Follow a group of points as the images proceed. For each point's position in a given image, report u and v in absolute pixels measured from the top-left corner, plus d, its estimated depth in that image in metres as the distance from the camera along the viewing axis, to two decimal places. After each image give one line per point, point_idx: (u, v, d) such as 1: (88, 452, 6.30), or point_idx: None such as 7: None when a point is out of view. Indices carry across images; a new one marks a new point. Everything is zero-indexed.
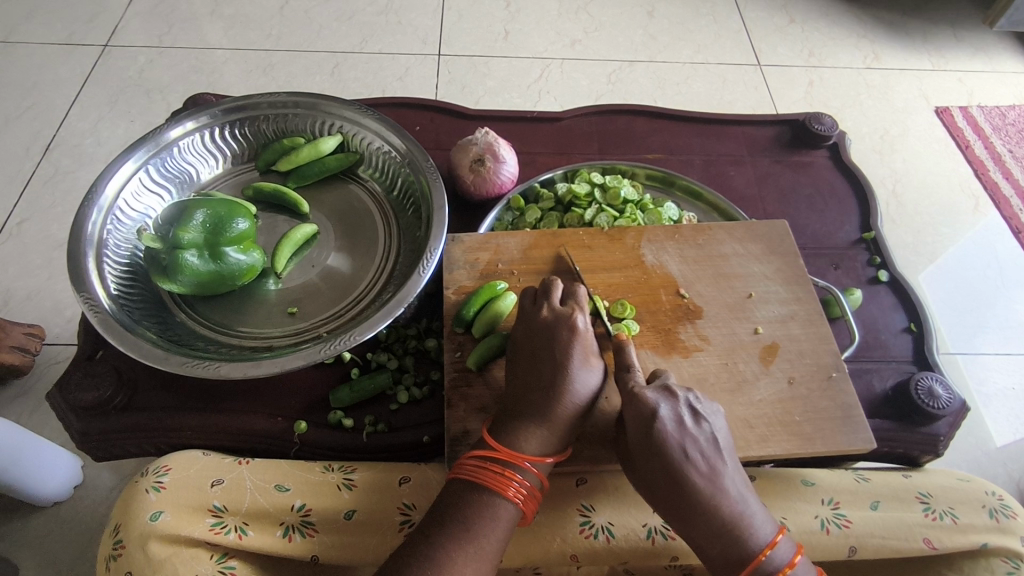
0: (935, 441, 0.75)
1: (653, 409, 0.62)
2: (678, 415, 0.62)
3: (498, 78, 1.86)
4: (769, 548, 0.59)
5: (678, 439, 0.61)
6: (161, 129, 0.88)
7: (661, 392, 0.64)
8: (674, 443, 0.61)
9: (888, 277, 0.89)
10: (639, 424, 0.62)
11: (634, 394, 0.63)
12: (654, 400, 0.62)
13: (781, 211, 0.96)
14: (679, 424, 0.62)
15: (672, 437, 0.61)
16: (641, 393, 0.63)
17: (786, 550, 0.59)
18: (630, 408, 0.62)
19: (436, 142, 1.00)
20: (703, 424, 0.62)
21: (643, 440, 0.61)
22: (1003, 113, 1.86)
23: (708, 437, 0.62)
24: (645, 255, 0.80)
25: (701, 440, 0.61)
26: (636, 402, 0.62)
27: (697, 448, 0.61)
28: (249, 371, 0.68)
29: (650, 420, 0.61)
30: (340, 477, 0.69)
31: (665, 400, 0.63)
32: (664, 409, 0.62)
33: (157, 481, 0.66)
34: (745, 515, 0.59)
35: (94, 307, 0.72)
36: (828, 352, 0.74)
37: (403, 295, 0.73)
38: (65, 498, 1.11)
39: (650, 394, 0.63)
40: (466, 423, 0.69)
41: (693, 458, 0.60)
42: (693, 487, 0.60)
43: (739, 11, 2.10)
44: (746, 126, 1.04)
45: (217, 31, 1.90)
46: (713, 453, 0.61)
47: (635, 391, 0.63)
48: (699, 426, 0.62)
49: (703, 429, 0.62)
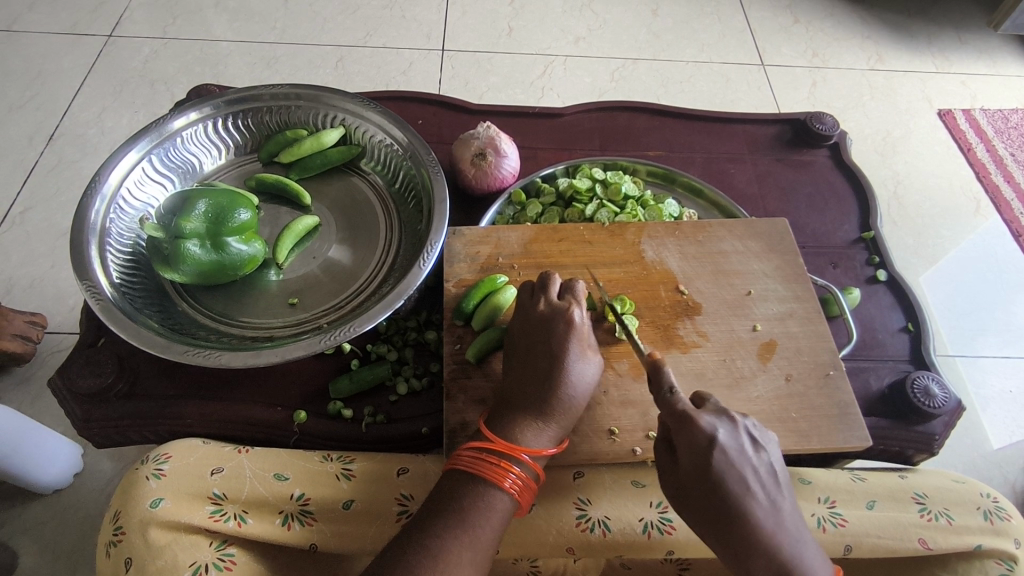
0: (930, 440, 0.75)
1: (712, 437, 0.57)
2: (737, 443, 0.58)
3: (502, 74, 1.86)
4: None
5: (738, 470, 0.57)
6: (164, 119, 0.88)
7: (719, 417, 0.59)
8: (734, 474, 0.57)
9: (886, 277, 0.89)
10: (696, 453, 0.57)
11: (690, 420, 0.58)
12: (713, 427, 0.58)
13: (781, 210, 0.96)
14: (738, 452, 0.58)
15: (732, 468, 0.57)
16: (697, 418, 0.58)
17: None
18: (686, 435, 0.58)
19: (438, 136, 1.00)
20: (760, 452, 0.59)
21: (700, 470, 0.57)
22: (1005, 116, 1.86)
23: (767, 467, 0.59)
24: (645, 250, 0.80)
25: (760, 470, 0.58)
26: (694, 428, 0.58)
27: (757, 479, 0.58)
28: (249, 360, 0.69)
29: (709, 449, 0.57)
30: (339, 467, 0.69)
31: (725, 426, 0.59)
32: (724, 437, 0.58)
33: (157, 468, 0.66)
34: (804, 552, 0.56)
35: (96, 295, 0.72)
36: (826, 349, 0.74)
37: (403, 287, 0.74)
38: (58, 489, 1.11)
39: (707, 419, 0.58)
40: (464, 414, 0.70)
41: (753, 490, 0.57)
42: (753, 523, 0.56)
43: (743, 11, 2.10)
44: (747, 124, 1.05)
45: (221, 24, 1.90)
46: (770, 484, 0.59)
47: (689, 416, 0.58)
48: (758, 455, 0.59)
49: (761, 458, 0.59)
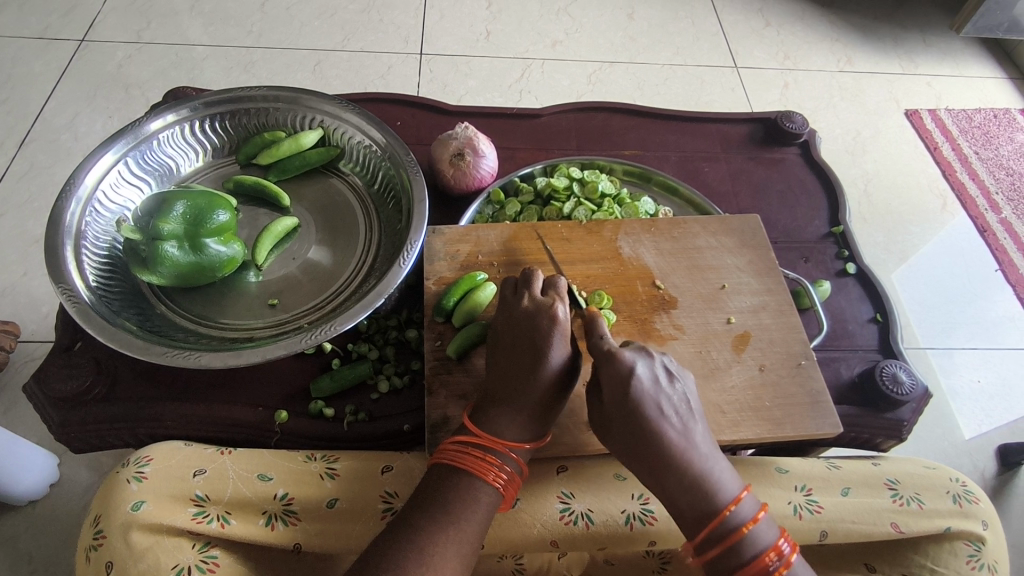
0: (899, 426, 0.78)
1: (631, 368, 0.62)
2: (653, 373, 0.63)
3: (480, 77, 1.88)
4: (734, 503, 0.59)
5: (654, 396, 0.61)
6: (141, 122, 0.88)
7: (638, 352, 0.64)
8: (650, 400, 0.61)
9: (855, 270, 0.92)
10: (617, 383, 0.62)
11: (613, 354, 0.62)
12: (632, 360, 0.62)
13: (754, 206, 0.98)
14: (655, 382, 0.62)
15: (648, 394, 0.61)
16: (619, 353, 0.62)
17: (750, 506, 0.60)
18: (608, 368, 0.62)
19: (417, 138, 1.01)
20: (675, 383, 0.63)
21: (619, 397, 0.62)
22: (969, 116, 1.93)
23: (681, 395, 0.63)
24: (621, 247, 0.82)
25: (674, 398, 0.62)
26: (616, 360, 0.62)
27: (671, 405, 0.62)
28: (230, 361, 0.69)
29: (628, 379, 0.61)
30: (322, 467, 0.70)
31: (642, 360, 0.63)
32: (642, 368, 0.62)
33: (138, 471, 0.66)
34: (714, 469, 0.60)
35: (73, 299, 0.71)
36: (797, 340, 0.76)
37: (383, 287, 0.75)
38: (22, 502, 1.08)
39: (628, 354, 0.63)
40: (447, 409, 0.71)
41: (667, 415, 0.61)
42: (666, 442, 0.60)
43: (716, 15, 2.14)
44: (720, 124, 1.07)
45: (197, 28, 1.89)
46: (684, 410, 0.62)
47: (613, 351, 0.63)
48: (672, 385, 0.63)
49: (676, 389, 0.63)
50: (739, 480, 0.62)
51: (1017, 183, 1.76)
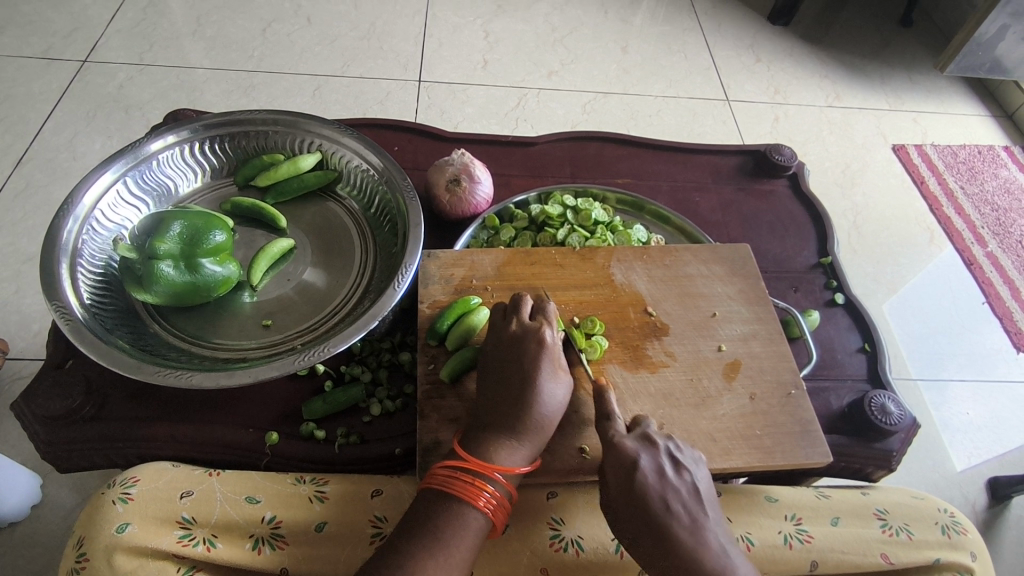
0: (888, 456, 0.78)
1: (633, 459, 0.63)
2: (658, 463, 0.63)
3: (477, 105, 1.91)
4: None
5: (658, 488, 0.62)
6: (141, 142, 0.89)
7: (641, 441, 0.65)
8: (654, 493, 0.61)
9: (843, 300, 0.93)
10: (619, 474, 0.62)
11: (614, 444, 0.64)
12: (634, 450, 0.63)
13: (744, 236, 1.00)
14: (659, 473, 0.63)
15: (651, 486, 0.61)
16: (620, 443, 0.64)
17: None
18: (610, 458, 0.63)
19: (413, 163, 1.02)
20: (683, 472, 0.64)
21: (623, 490, 0.62)
22: (954, 152, 1.98)
23: (689, 486, 0.63)
24: (614, 274, 0.83)
25: (681, 489, 0.62)
26: (617, 452, 0.63)
27: (677, 497, 0.62)
28: (222, 381, 0.69)
29: (630, 471, 0.62)
30: (311, 489, 0.69)
31: (645, 450, 0.64)
32: (644, 460, 0.63)
33: (124, 492, 0.65)
34: (730, 567, 0.59)
35: (66, 316, 0.71)
36: (787, 369, 0.77)
37: (377, 309, 0.75)
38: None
39: (630, 444, 0.64)
40: (438, 434, 0.70)
41: (673, 509, 0.61)
42: (672, 538, 0.60)
43: (708, 50, 2.20)
44: (711, 155, 1.09)
45: (198, 51, 1.92)
46: (693, 503, 0.62)
47: (614, 440, 0.64)
48: (680, 476, 0.63)
49: (684, 477, 0.63)
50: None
51: (1002, 218, 1.81)
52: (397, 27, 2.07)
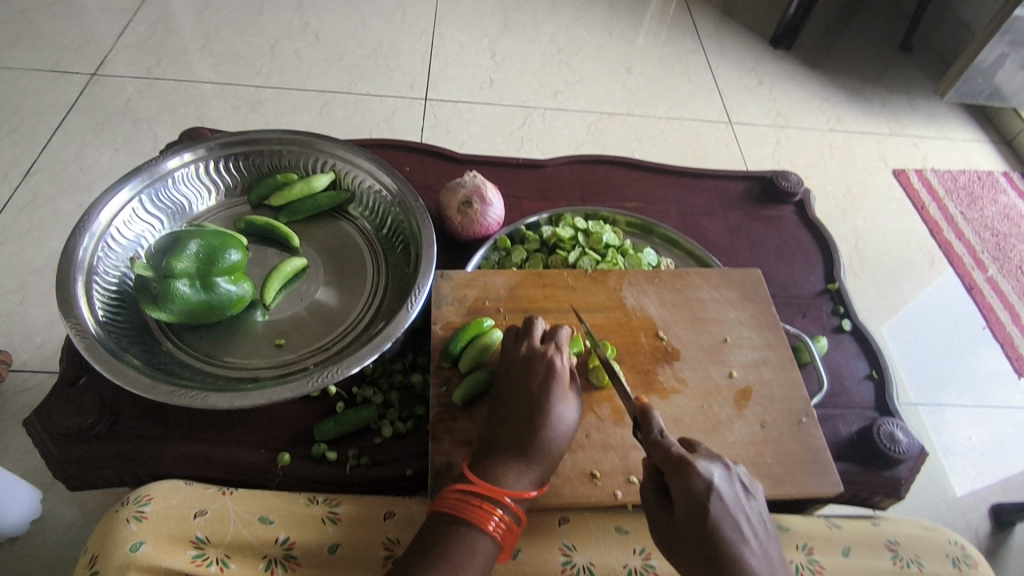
0: (897, 484, 0.78)
1: (709, 482, 0.61)
2: (728, 487, 0.62)
3: (483, 124, 1.93)
4: None
5: (732, 513, 0.60)
6: (158, 160, 0.89)
7: (713, 463, 0.63)
8: (729, 517, 0.60)
9: (850, 326, 0.94)
10: (693, 497, 0.60)
11: (689, 465, 0.61)
12: (707, 472, 0.61)
13: (751, 260, 1.01)
14: (732, 497, 0.61)
15: (727, 510, 0.60)
16: (694, 464, 0.61)
17: None
18: (683, 479, 0.61)
19: (425, 184, 1.03)
20: (750, 498, 0.63)
21: (695, 514, 0.60)
22: (954, 177, 2.00)
23: (756, 512, 0.63)
24: (626, 297, 0.84)
25: (749, 514, 0.62)
26: (692, 473, 0.61)
27: (749, 523, 0.61)
28: (236, 402, 0.69)
29: (708, 494, 0.60)
30: (324, 511, 0.69)
31: (719, 473, 0.62)
32: (720, 483, 0.61)
33: (139, 510, 0.66)
34: None
35: (81, 333, 0.72)
36: (798, 397, 0.77)
37: (391, 330, 0.76)
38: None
39: (702, 465, 0.62)
40: (450, 456, 0.71)
41: (746, 535, 0.60)
42: (747, 566, 0.58)
43: (711, 72, 2.23)
44: (718, 180, 1.10)
45: (207, 66, 1.94)
46: (761, 529, 0.62)
47: (687, 462, 0.61)
48: (749, 501, 0.63)
49: (751, 504, 0.63)
50: None
51: (1002, 244, 1.83)
52: (404, 45, 2.10)
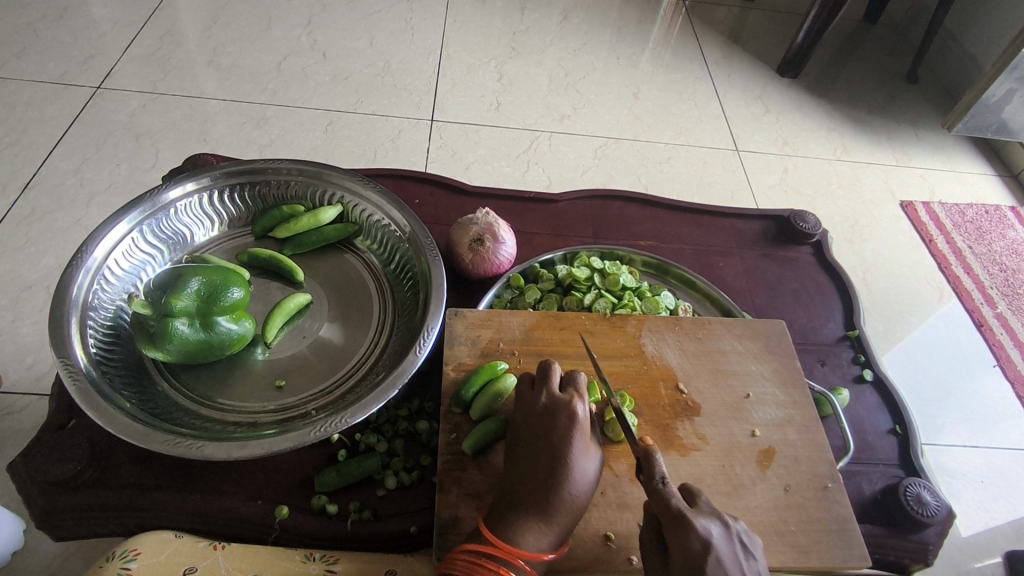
0: (924, 549, 0.75)
1: (706, 540, 0.56)
2: (728, 547, 0.57)
3: (488, 146, 1.91)
4: None
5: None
6: (159, 190, 0.86)
7: (714, 520, 0.58)
8: None
9: (872, 376, 0.91)
10: (689, 558, 0.55)
11: (685, 524, 0.57)
12: (706, 529, 0.57)
13: (769, 304, 0.98)
14: (730, 556, 0.57)
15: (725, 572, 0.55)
16: (693, 521, 0.57)
17: None
18: (678, 540, 0.57)
19: (435, 217, 1.01)
20: (750, 559, 0.58)
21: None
22: (961, 211, 1.99)
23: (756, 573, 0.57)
24: (645, 344, 0.81)
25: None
26: (689, 531, 0.57)
27: None
28: (234, 453, 0.65)
29: (704, 553, 0.55)
30: (320, 569, 0.65)
31: (718, 530, 0.58)
32: (717, 542, 0.56)
33: (124, 566, 0.62)
34: None
35: (73, 374, 0.68)
36: (823, 460, 0.74)
37: (398, 376, 0.72)
38: None
39: (701, 522, 0.57)
40: (458, 510, 0.66)
41: None
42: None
43: (718, 99, 2.22)
44: (734, 219, 1.08)
45: (213, 82, 1.92)
46: None
47: (685, 518, 0.57)
48: (748, 561, 0.58)
49: (751, 567, 0.57)
50: None
51: (1011, 279, 1.80)
52: (412, 66, 2.08)
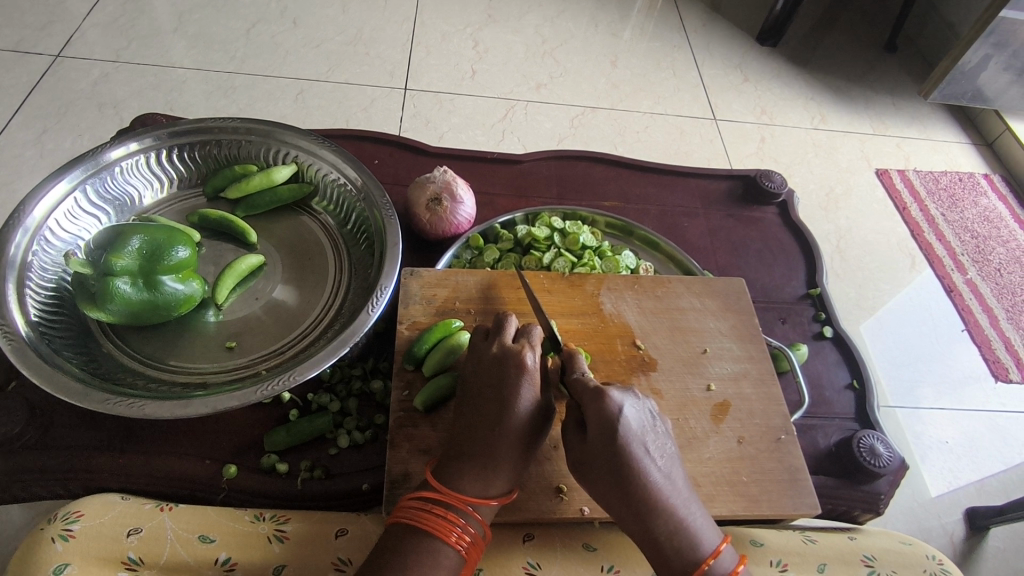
0: (876, 499, 0.76)
1: (620, 408, 0.60)
2: (640, 415, 0.62)
3: (463, 115, 1.88)
4: (712, 557, 0.58)
5: (639, 437, 0.60)
6: (102, 149, 0.83)
7: (624, 393, 0.63)
8: (636, 440, 0.60)
9: (832, 333, 0.91)
10: (605, 423, 0.60)
11: (601, 393, 0.61)
12: (620, 400, 0.61)
13: (733, 264, 0.98)
14: (639, 422, 0.61)
15: (635, 433, 0.60)
16: (608, 392, 0.61)
17: (728, 558, 0.59)
18: (595, 407, 0.61)
19: (394, 177, 0.99)
20: (658, 425, 0.63)
21: (606, 440, 0.60)
22: (936, 178, 1.99)
23: (662, 437, 0.63)
24: (603, 302, 0.80)
25: (658, 440, 0.62)
26: (605, 400, 0.61)
27: (655, 448, 0.61)
28: (177, 411, 0.64)
29: (617, 417, 0.60)
30: (271, 529, 0.64)
31: (629, 401, 0.62)
32: (629, 409, 0.61)
33: (66, 528, 0.60)
34: (696, 516, 0.59)
35: (9, 336, 0.66)
36: (777, 413, 0.74)
37: (349, 334, 0.71)
38: None
39: (616, 394, 0.62)
40: (408, 464, 0.66)
41: (652, 456, 0.60)
42: (652, 486, 0.59)
43: (697, 67, 2.19)
44: (700, 179, 1.07)
45: (179, 50, 1.86)
46: (667, 454, 0.62)
47: (602, 390, 0.61)
48: (655, 428, 0.63)
49: (657, 430, 0.63)
50: (717, 531, 0.60)
51: (981, 245, 1.81)
52: (385, 33, 2.03)
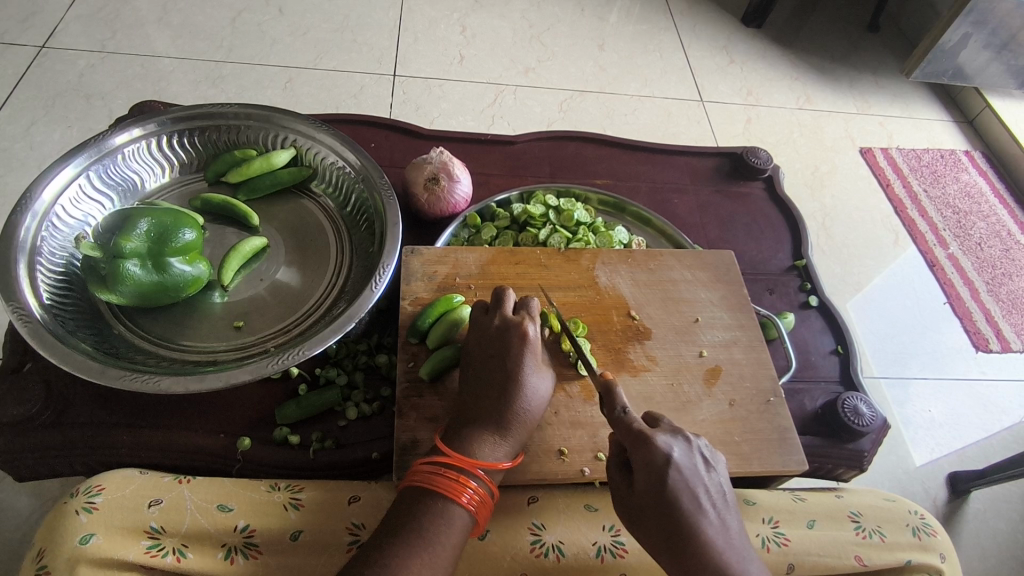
0: (860, 456, 0.80)
1: (667, 455, 0.59)
2: (690, 462, 0.61)
3: (453, 101, 1.89)
4: None
5: (691, 487, 0.59)
6: (104, 135, 0.85)
7: (672, 435, 0.61)
8: (687, 491, 0.59)
9: (817, 302, 0.94)
10: (652, 471, 0.59)
11: (646, 439, 0.60)
12: (667, 445, 0.60)
13: (722, 238, 1.01)
14: (691, 470, 0.60)
15: (684, 483, 0.59)
16: (653, 437, 0.60)
17: None
18: (641, 454, 0.60)
19: (391, 160, 1.01)
20: (711, 471, 0.62)
21: (654, 489, 0.59)
22: (918, 155, 2.03)
23: (716, 485, 0.61)
24: (598, 276, 0.83)
25: (710, 488, 0.60)
26: (650, 446, 0.59)
27: (708, 497, 0.60)
28: (191, 386, 0.66)
29: (664, 466, 0.59)
30: (286, 497, 0.67)
31: (677, 445, 0.61)
32: (678, 456, 0.60)
33: (89, 501, 0.63)
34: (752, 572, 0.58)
35: (24, 318, 0.68)
36: (766, 377, 0.78)
37: (353, 311, 0.73)
38: None
39: (663, 438, 0.60)
40: (416, 432, 0.69)
41: (704, 507, 0.59)
42: (707, 541, 0.58)
43: (683, 50, 2.21)
44: (689, 157, 1.10)
45: (165, 40, 1.85)
46: (720, 501, 0.61)
47: (645, 435, 0.60)
48: (708, 474, 0.61)
49: (711, 478, 0.61)
50: None
51: (962, 220, 1.86)
52: (372, 19, 2.03)
